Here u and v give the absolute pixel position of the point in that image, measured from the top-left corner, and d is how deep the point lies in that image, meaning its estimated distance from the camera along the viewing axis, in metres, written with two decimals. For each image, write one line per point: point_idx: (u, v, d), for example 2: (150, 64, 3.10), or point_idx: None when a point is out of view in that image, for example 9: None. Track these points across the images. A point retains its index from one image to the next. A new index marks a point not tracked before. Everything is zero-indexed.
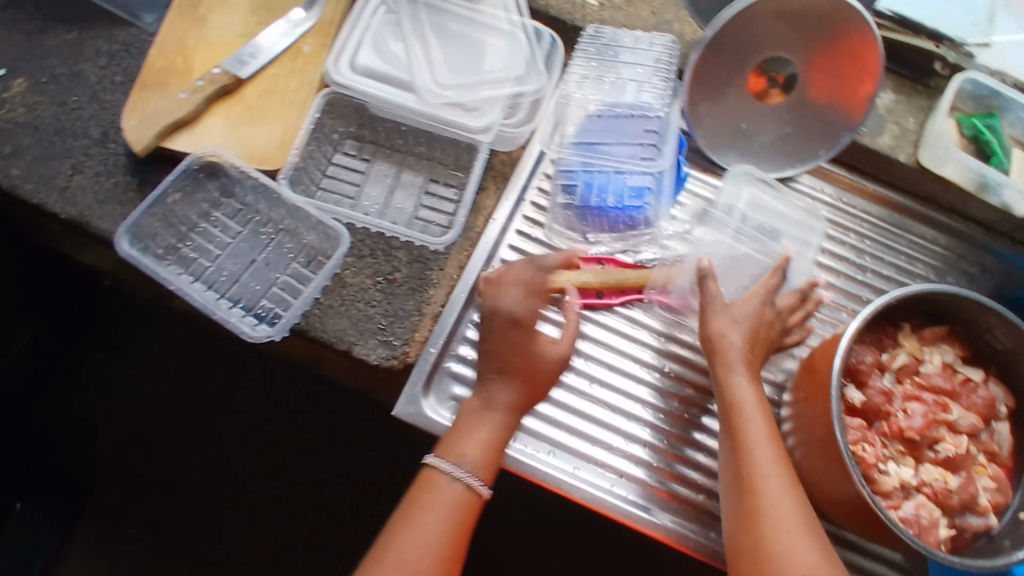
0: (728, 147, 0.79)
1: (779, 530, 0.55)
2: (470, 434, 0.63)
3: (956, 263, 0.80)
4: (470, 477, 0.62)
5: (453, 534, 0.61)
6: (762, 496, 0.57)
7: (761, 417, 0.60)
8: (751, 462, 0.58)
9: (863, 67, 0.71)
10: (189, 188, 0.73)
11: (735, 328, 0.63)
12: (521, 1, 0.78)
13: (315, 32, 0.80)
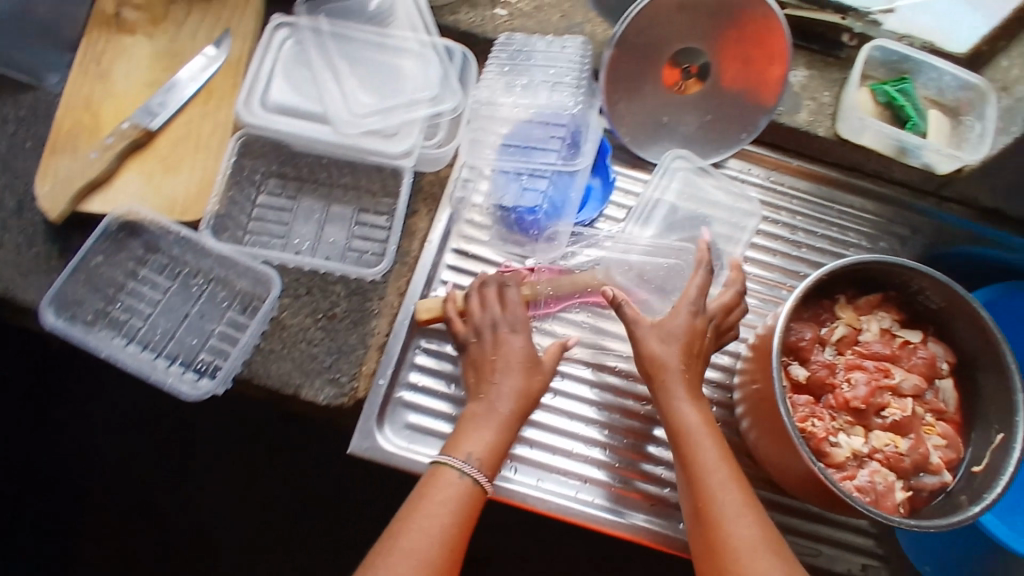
0: (650, 141, 0.80)
1: (743, 555, 0.56)
2: (477, 433, 0.63)
3: (887, 227, 0.82)
4: (479, 474, 0.61)
5: (455, 532, 0.59)
6: (722, 522, 0.58)
7: (710, 441, 0.61)
8: (708, 489, 0.59)
9: (772, 49, 0.70)
10: (111, 248, 0.71)
11: (668, 350, 0.64)
12: (428, 20, 0.77)
13: (225, 72, 0.78)
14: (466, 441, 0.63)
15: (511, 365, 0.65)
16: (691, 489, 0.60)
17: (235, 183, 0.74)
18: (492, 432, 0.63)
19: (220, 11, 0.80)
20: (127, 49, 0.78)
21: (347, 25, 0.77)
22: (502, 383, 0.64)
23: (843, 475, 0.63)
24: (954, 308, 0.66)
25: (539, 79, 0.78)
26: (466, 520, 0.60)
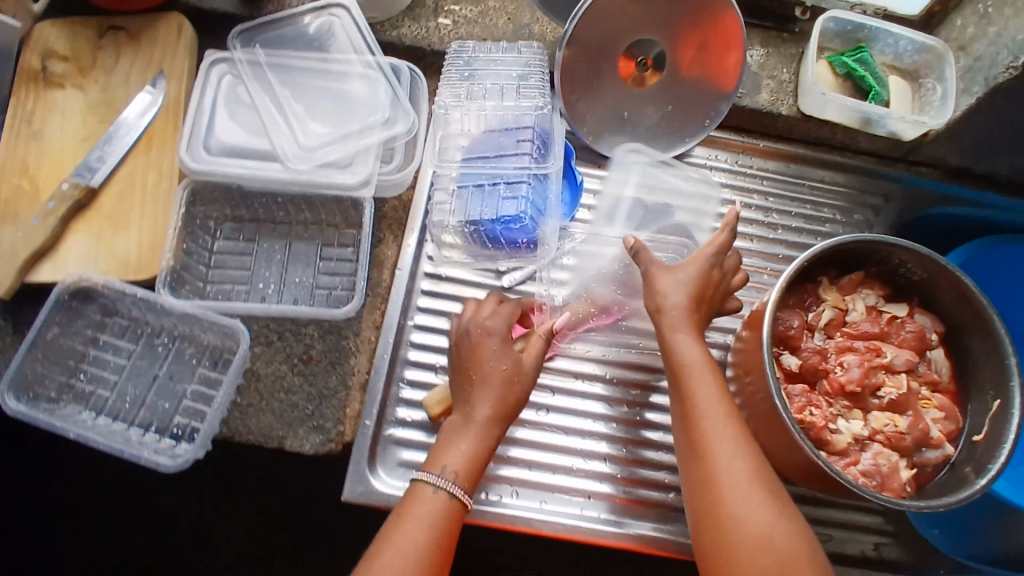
0: (616, 139, 0.76)
1: (735, 490, 0.55)
2: (455, 445, 0.60)
3: (859, 198, 0.81)
4: (456, 489, 0.59)
5: (430, 547, 0.57)
6: (716, 455, 0.56)
7: (710, 376, 0.58)
8: (702, 424, 0.57)
9: (726, 35, 0.69)
10: (67, 319, 0.67)
11: (677, 290, 0.61)
12: (370, 38, 0.73)
13: (164, 116, 0.74)
14: (444, 454, 0.60)
15: (486, 381, 0.62)
16: (685, 423, 0.58)
17: (189, 233, 0.70)
18: (469, 444, 0.60)
19: (151, 51, 0.76)
20: (57, 103, 0.74)
21: (284, 53, 0.73)
22: (478, 394, 0.62)
23: (846, 461, 0.62)
24: (937, 277, 0.65)
25: (496, 86, 0.75)
26: (447, 538, 0.58)
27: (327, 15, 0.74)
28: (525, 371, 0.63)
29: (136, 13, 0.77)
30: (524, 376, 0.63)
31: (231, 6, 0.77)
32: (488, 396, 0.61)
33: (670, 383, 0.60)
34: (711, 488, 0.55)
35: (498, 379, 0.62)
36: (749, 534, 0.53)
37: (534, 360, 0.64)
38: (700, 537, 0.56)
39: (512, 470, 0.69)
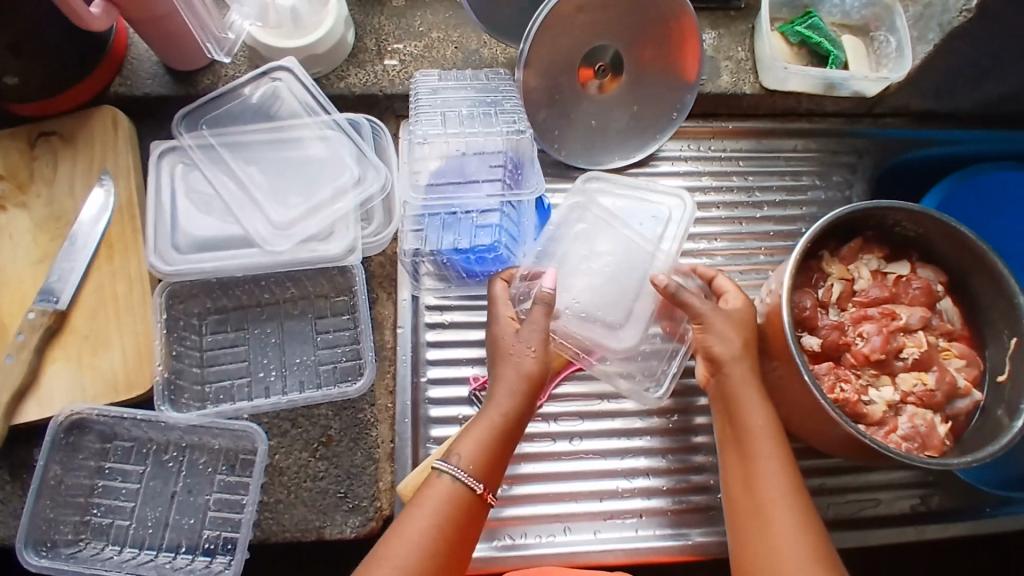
0: (588, 152, 0.75)
1: (786, 561, 0.53)
2: (471, 434, 0.57)
3: (834, 159, 0.81)
4: (465, 476, 0.55)
5: (434, 535, 0.53)
6: (772, 525, 0.55)
7: (773, 445, 0.58)
8: (763, 492, 0.56)
9: (681, 30, 0.68)
10: (67, 455, 0.63)
11: (737, 363, 0.60)
12: (321, 97, 0.70)
13: (119, 219, 0.69)
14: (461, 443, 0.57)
15: (503, 363, 0.59)
16: (743, 488, 0.57)
17: (174, 336, 0.66)
18: (484, 436, 0.57)
19: (91, 152, 0.71)
20: (3, 228, 0.69)
21: (235, 128, 0.69)
22: (497, 378, 0.59)
23: (886, 430, 0.62)
24: (933, 231, 0.66)
25: (465, 119, 0.71)
26: (458, 530, 0.54)
27: (270, 80, 0.70)
28: (530, 343, 0.59)
29: (65, 114, 0.72)
30: (531, 348, 0.58)
31: (166, 88, 0.73)
32: (507, 388, 0.58)
33: (732, 450, 0.60)
34: (767, 556, 0.54)
35: (514, 365, 0.58)
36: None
37: (536, 326, 0.59)
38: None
39: (558, 505, 0.67)
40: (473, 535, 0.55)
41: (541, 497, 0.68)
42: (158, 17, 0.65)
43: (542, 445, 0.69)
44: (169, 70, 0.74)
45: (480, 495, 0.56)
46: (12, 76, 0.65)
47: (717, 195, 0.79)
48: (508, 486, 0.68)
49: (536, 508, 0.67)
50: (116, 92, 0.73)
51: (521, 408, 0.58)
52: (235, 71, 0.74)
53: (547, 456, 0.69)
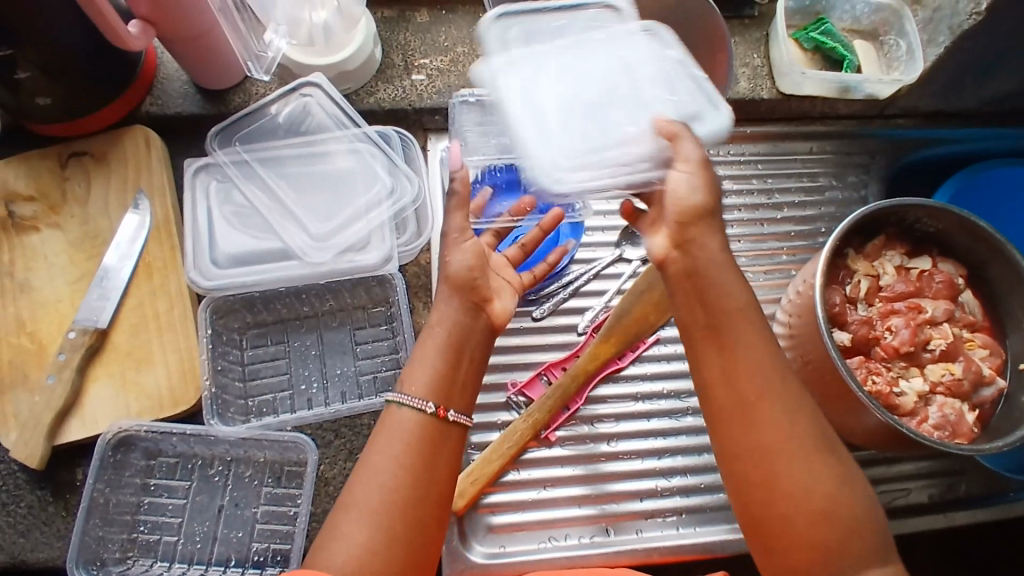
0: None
1: (785, 459, 0.50)
2: (421, 363, 0.56)
3: (848, 160, 0.85)
4: (411, 399, 0.54)
5: (402, 464, 0.52)
6: (761, 417, 0.51)
7: (760, 334, 0.53)
8: (757, 390, 0.51)
9: (714, 47, 0.74)
10: (113, 474, 0.63)
11: (702, 235, 0.54)
12: (349, 110, 0.70)
13: (155, 237, 0.70)
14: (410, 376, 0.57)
15: (442, 279, 0.59)
16: (730, 387, 0.52)
17: (218, 351, 0.67)
18: (428, 355, 0.56)
19: (124, 172, 0.72)
20: (37, 248, 0.70)
21: (267, 144, 0.68)
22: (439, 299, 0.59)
23: (918, 420, 0.64)
24: (952, 226, 0.69)
25: None
26: (423, 461, 0.53)
27: (299, 97, 0.70)
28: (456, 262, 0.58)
29: (96, 133, 0.73)
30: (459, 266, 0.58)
31: (197, 107, 0.74)
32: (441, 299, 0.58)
33: (702, 341, 0.54)
34: (764, 459, 0.50)
35: (445, 277, 0.58)
36: (808, 505, 0.49)
37: (455, 228, 0.59)
38: (749, 506, 0.51)
39: (598, 505, 0.69)
40: (448, 463, 0.54)
41: (580, 496, 0.69)
42: (195, 35, 0.66)
43: (582, 447, 0.71)
44: (199, 88, 0.74)
45: (435, 414, 0.54)
46: (45, 95, 0.66)
47: (737, 198, 0.82)
48: (550, 487, 0.69)
49: (578, 509, 0.69)
50: (147, 112, 0.73)
51: (462, 315, 0.57)
52: (265, 89, 0.75)
53: (587, 456, 0.70)
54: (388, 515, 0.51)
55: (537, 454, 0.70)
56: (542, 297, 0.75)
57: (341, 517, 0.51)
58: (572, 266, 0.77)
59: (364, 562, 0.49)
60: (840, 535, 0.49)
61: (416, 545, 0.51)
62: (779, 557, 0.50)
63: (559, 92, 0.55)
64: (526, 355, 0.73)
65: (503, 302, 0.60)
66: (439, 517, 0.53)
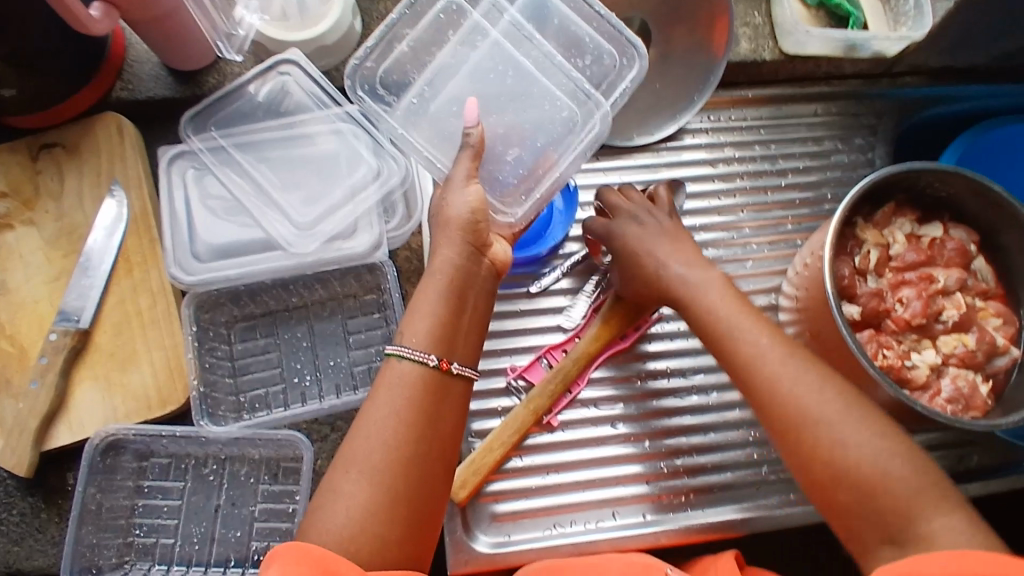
0: (633, 123, 0.77)
1: (823, 426, 0.52)
2: (420, 310, 0.56)
3: (854, 121, 0.81)
4: (414, 351, 0.55)
5: (405, 422, 0.53)
6: (788, 395, 0.54)
7: (747, 318, 0.58)
8: (758, 372, 0.56)
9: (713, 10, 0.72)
10: (104, 478, 0.61)
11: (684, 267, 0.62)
12: (329, 88, 0.66)
13: (134, 230, 0.67)
14: (410, 326, 0.56)
15: (442, 222, 0.58)
16: (738, 378, 0.57)
17: (205, 348, 0.64)
18: (431, 303, 0.56)
19: (98, 163, 0.68)
20: (13, 247, 0.67)
21: (243, 128, 0.64)
22: (437, 243, 0.58)
23: (930, 394, 0.62)
24: (964, 191, 0.66)
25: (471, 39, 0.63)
26: (426, 415, 0.54)
27: (277, 75, 0.65)
28: (459, 207, 0.57)
29: (67, 123, 0.69)
30: (462, 212, 0.57)
31: (170, 90, 0.70)
32: (443, 245, 0.57)
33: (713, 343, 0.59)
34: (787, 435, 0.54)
35: (445, 223, 0.57)
36: (835, 468, 0.51)
37: (461, 174, 0.58)
38: (802, 482, 0.54)
39: (602, 489, 0.67)
40: (452, 414, 0.55)
41: (584, 481, 0.67)
42: (161, 16, 0.61)
43: (585, 431, 0.69)
44: (171, 71, 0.70)
45: (438, 366, 0.55)
46: (9, 88, 0.62)
47: (740, 165, 0.79)
48: (554, 473, 0.67)
49: (583, 495, 0.67)
50: (118, 98, 0.69)
51: (466, 262, 0.57)
52: (241, 68, 0.71)
53: (589, 439, 0.69)
54: (388, 476, 0.51)
55: (539, 440, 0.68)
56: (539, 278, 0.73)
57: (341, 479, 0.51)
58: (568, 243, 0.74)
59: (366, 524, 0.50)
60: (879, 489, 0.50)
61: (417, 502, 0.52)
62: (843, 523, 0.52)
63: (475, 91, 0.62)
64: (525, 338, 0.71)
65: (502, 247, 0.61)
66: (442, 471, 0.54)
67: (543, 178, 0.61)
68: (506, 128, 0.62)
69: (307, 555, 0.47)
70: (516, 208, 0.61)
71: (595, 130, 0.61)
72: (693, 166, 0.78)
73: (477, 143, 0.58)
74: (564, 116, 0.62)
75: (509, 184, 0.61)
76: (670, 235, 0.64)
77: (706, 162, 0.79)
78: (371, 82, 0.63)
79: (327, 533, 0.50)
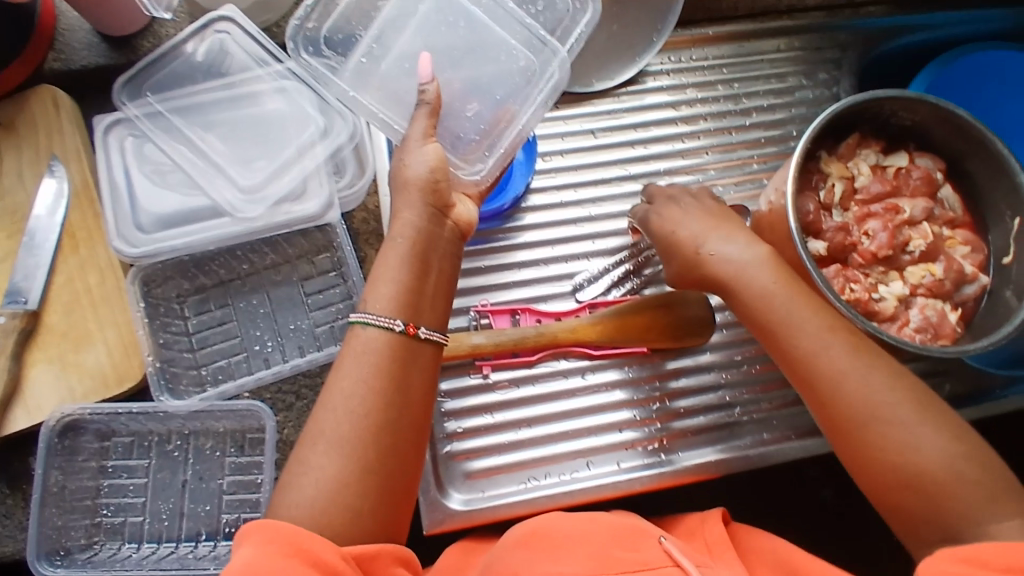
0: (591, 70, 0.76)
1: (891, 425, 0.51)
2: (380, 274, 0.50)
3: (819, 56, 0.80)
4: (377, 317, 0.48)
5: (376, 391, 0.47)
6: (856, 389, 0.52)
7: (809, 309, 0.55)
8: (822, 369, 0.53)
9: None
10: (65, 460, 0.60)
11: (731, 246, 0.59)
12: (269, 44, 0.63)
13: (79, 206, 0.65)
14: (370, 289, 0.50)
15: (398, 183, 0.52)
16: (800, 372, 0.55)
17: (158, 324, 0.62)
18: (391, 268, 0.50)
19: (34, 139, 0.65)
20: None
21: (181, 91, 0.62)
22: (397, 205, 0.52)
23: (898, 325, 0.61)
24: (929, 117, 0.65)
25: None
26: (395, 381, 0.48)
27: (214, 33, 0.63)
28: (418, 168, 0.52)
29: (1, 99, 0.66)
30: (421, 172, 0.51)
31: (105, 58, 0.67)
32: (403, 206, 0.51)
33: (766, 332, 0.57)
34: (856, 432, 0.52)
35: (403, 183, 0.52)
36: (905, 468, 0.50)
37: (418, 132, 0.53)
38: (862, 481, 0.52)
39: (577, 441, 0.67)
40: (423, 379, 0.49)
41: (557, 435, 0.67)
42: None
43: (556, 384, 0.68)
44: (105, 37, 0.67)
45: (405, 331, 0.48)
46: None
47: (703, 106, 0.77)
48: (526, 427, 0.67)
49: (558, 447, 0.66)
50: (51, 69, 0.66)
51: (428, 224, 0.51)
52: (176, 30, 0.68)
53: (561, 391, 0.68)
54: (360, 447, 0.46)
55: (510, 395, 0.67)
56: (501, 233, 0.71)
57: (307, 453, 0.46)
58: (530, 195, 0.72)
59: (337, 496, 0.45)
60: (953, 488, 0.49)
61: (395, 472, 0.47)
62: (902, 520, 0.51)
63: (426, 43, 0.59)
64: (490, 294, 0.70)
65: (463, 206, 0.56)
66: (416, 436, 0.48)
67: (508, 132, 0.57)
68: (463, 82, 0.58)
69: (276, 532, 0.43)
70: (482, 166, 0.57)
71: (555, 78, 0.58)
72: (655, 110, 0.76)
73: (434, 100, 0.54)
74: (523, 67, 0.59)
75: (471, 140, 0.57)
76: (722, 217, 0.62)
77: (669, 104, 0.77)
78: (315, 42, 0.59)
79: (296, 509, 0.45)
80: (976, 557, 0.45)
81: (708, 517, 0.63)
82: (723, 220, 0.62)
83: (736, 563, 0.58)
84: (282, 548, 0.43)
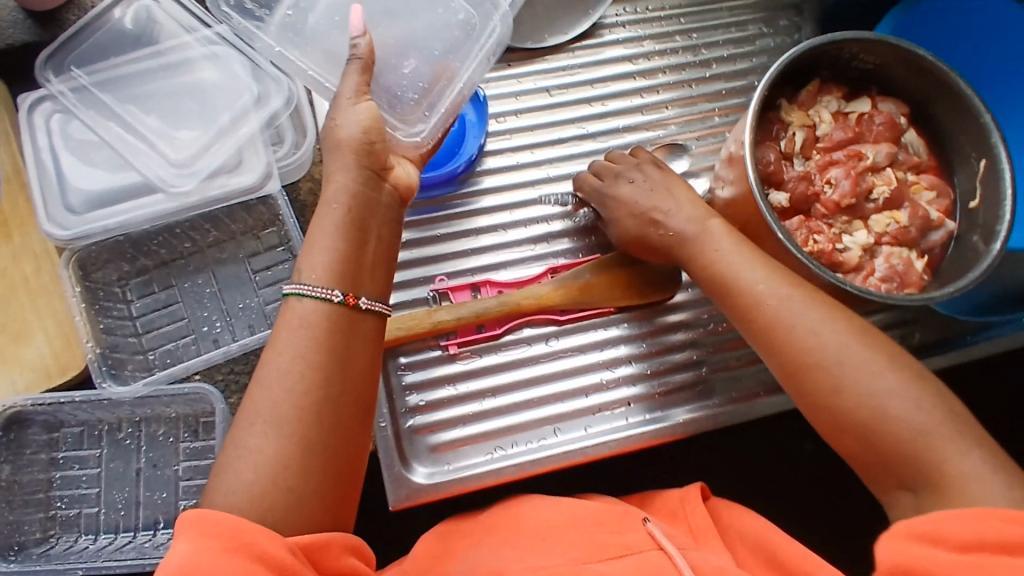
0: (542, 26, 0.73)
1: (833, 365, 0.49)
2: (316, 241, 0.48)
3: (778, 2, 0.78)
4: (313, 286, 0.46)
5: (314, 366, 0.45)
6: (795, 333, 0.50)
7: (748, 258, 0.54)
8: (762, 317, 0.52)
9: None
10: (12, 454, 0.58)
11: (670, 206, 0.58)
12: (197, 9, 0.61)
13: (10, 191, 0.62)
14: (308, 255, 0.48)
15: (331, 145, 0.50)
16: (743, 321, 0.53)
17: (99, 309, 0.60)
18: (328, 234, 0.48)
19: None
20: None
21: (107, 63, 0.59)
22: (330, 167, 0.50)
23: (864, 275, 0.60)
24: (890, 59, 0.62)
25: None
26: (335, 352, 0.46)
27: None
28: (351, 126, 0.49)
29: None
30: (354, 129, 0.49)
31: (29, 35, 0.62)
32: (336, 169, 0.49)
33: (709, 286, 0.56)
34: (801, 375, 0.50)
35: (336, 143, 0.49)
36: (839, 408, 0.48)
37: (350, 89, 0.50)
38: (817, 424, 0.51)
39: (543, 409, 0.65)
40: (367, 351, 0.48)
41: (522, 403, 0.65)
42: None
43: (519, 352, 0.66)
44: (28, 13, 0.62)
45: (344, 302, 0.47)
46: None
47: (661, 59, 0.74)
48: (491, 397, 0.65)
49: (523, 415, 0.65)
50: None
51: (365, 187, 0.49)
52: None
53: (526, 358, 0.66)
54: (301, 423, 0.44)
55: (472, 365, 0.66)
56: (457, 199, 0.69)
57: (246, 432, 0.43)
58: (485, 158, 0.70)
59: (276, 481, 0.42)
60: (899, 427, 0.47)
61: (340, 449, 0.45)
62: (857, 460, 0.49)
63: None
64: (449, 264, 0.67)
65: (405, 168, 0.53)
66: (360, 408, 0.46)
67: (447, 90, 0.55)
68: (398, 38, 0.55)
69: (215, 525, 0.40)
70: (420, 126, 0.54)
71: (496, 34, 0.56)
72: (612, 64, 0.74)
73: (366, 55, 0.51)
74: (462, 22, 0.56)
75: (409, 100, 0.55)
76: (669, 183, 0.60)
77: (625, 58, 0.74)
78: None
79: (234, 494, 0.42)
80: (931, 534, 0.42)
81: (687, 497, 0.61)
82: (663, 181, 0.60)
83: (722, 551, 0.56)
84: (221, 542, 0.39)
